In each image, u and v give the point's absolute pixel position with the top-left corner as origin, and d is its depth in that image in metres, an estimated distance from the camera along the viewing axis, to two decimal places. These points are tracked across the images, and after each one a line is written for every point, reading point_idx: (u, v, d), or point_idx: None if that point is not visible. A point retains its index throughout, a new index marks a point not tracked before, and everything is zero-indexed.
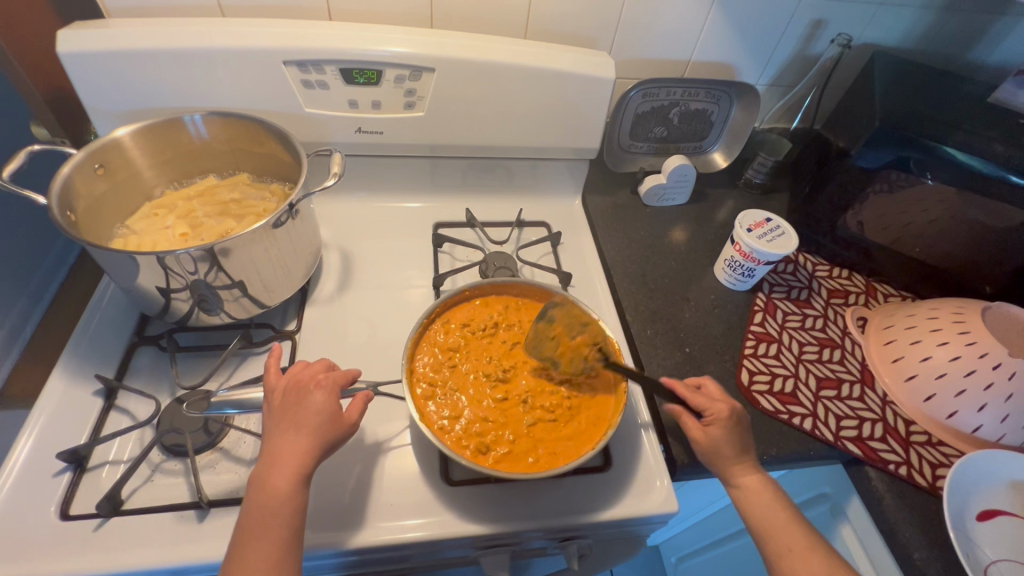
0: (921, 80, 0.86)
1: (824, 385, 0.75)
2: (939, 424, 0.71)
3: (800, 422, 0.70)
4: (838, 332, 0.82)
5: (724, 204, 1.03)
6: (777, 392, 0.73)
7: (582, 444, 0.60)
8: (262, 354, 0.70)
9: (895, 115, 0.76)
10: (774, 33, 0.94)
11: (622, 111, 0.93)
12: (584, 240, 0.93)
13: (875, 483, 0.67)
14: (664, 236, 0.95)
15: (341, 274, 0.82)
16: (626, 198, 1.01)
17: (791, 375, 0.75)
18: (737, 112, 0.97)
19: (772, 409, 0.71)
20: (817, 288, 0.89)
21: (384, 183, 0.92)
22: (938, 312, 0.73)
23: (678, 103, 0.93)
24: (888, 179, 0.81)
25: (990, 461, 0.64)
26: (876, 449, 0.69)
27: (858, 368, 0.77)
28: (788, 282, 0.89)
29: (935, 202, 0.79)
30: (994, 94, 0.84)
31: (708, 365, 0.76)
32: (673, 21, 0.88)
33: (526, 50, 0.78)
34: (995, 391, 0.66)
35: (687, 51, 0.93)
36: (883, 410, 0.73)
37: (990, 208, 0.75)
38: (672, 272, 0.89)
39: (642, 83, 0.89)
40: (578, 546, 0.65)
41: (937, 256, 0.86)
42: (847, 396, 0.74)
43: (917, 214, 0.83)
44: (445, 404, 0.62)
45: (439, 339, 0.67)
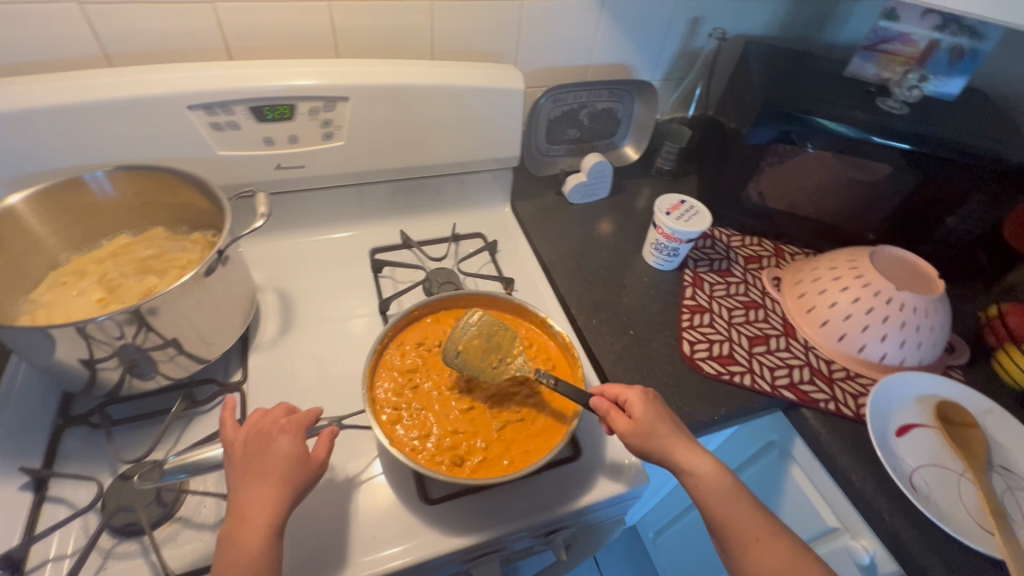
0: (790, 61, 0.97)
1: (755, 342, 0.82)
2: (853, 359, 0.80)
3: (740, 379, 0.77)
4: (759, 293, 0.91)
5: (641, 194, 1.10)
6: (716, 356, 0.80)
7: (551, 439, 0.62)
8: (209, 412, 0.67)
9: (774, 95, 0.85)
10: (659, 32, 1.02)
11: (535, 118, 0.98)
12: (520, 246, 0.97)
13: (811, 422, 0.74)
14: (594, 231, 1.00)
15: (281, 315, 0.80)
16: (552, 199, 1.05)
17: (726, 338, 0.82)
18: (639, 109, 1.05)
19: (715, 372, 0.77)
20: (735, 257, 0.97)
21: (312, 217, 0.91)
22: (836, 263, 0.83)
23: (586, 105, 1.00)
24: (777, 152, 0.90)
25: (892, 383, 0.74)
26: (809, 391, 0.76)
27: (781, 322, 0.86)
28: (709, 256, 0.97)
29: (820, 166, 0.90)
30: (849, 67, 0.95)
31: (653, 344, 0.81)
32: (569, 31, 0.94)
33: (437, 69, 0.80)
34: (889, 320, 0.76)
35: (586, 55, 0.99)
36: (807, 356, 0.81)
37: (862, 166, 0.86)
38: (606, 262, 0.94)
39: (550, 90, 0.95)
40: (562, 538, 0.67)
41: (827, 214, 0.97)
42: (776, 348, 0.82)
43: (805, 178, 0.93)
44: (412, 425, 0.62)
45: (396, 362, 0.68)
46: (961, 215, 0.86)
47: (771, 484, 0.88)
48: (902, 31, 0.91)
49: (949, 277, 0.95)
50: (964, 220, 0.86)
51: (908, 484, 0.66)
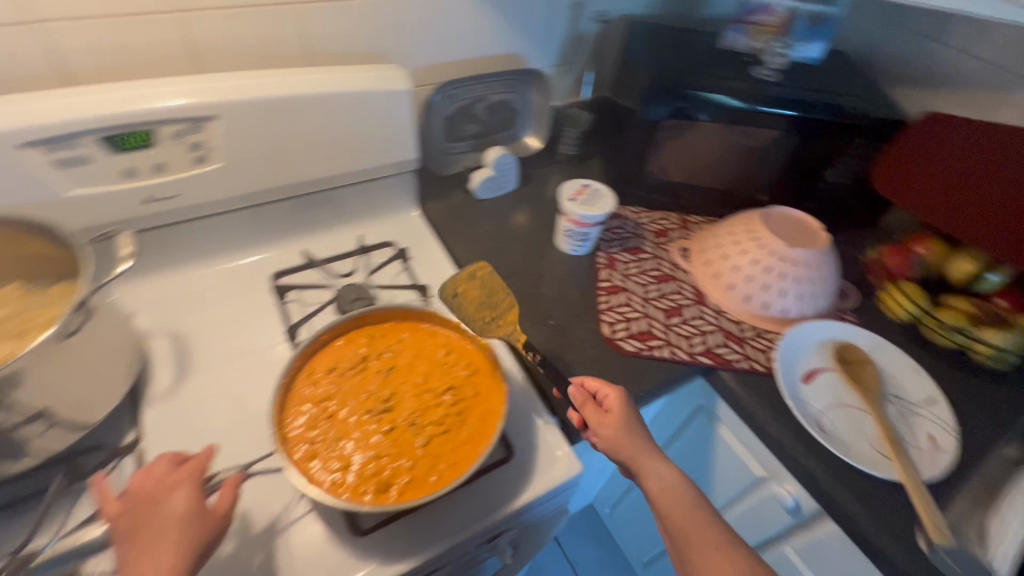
0: (670, 36, 1.00)
1: (670, 314, 0.86)
2: (762, 317, 0.85)
3: (660, 353, 0.80)
4: (669, 266, 0.94)
5: (546, 181, 1.11)
6: (635, 333, 0.82)
7: (479, 445, 0.61)
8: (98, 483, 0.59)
9: (661, 76, 0.88)
10: (541, 20, 1.00)
11: (431, 119, 0.99)
12: (431, 250, 0.94)
13: (729, 383, 0.78)
14: (502, 225, 0.99)
15: (178, 360, 0.73)
16: (461, 199, 1.03)
17: (643, 316, 0.85)
18: (533, 96, 1.10)
19: (636, 350, 0.80)
20: (645, 234, 1.01)
21: (200, 247, 0.83)
22: (735, 230, 0.88)
23: (481, 100, 1.03)
24: (669, 125, 0.93)
25: (796, 339, 0.80)
26: (723, 354, 0.81)
27: (693, 291, 0.90)
28: (620, 236, 0.99)
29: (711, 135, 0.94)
30: (723, 41, 0.99)
31: (573, 331, 0.82)
32: (446, 21, 0.90)
33: (315, 77, 0.76)
34: (786, 276, 0.82)
35: (476, 49, 0.97)
36: (720, 321, 0.86)
37: (748, 133, 0.93)
38: (523, 254, 0.94)
39: (440, 88, 0.97)
40: (506, 539, 0.67)
41: (724, 181, 1.02)
42: (689, 318, 0.85)
43: (701, 150, 0.98)
44: (331, 457, 0.59)
45: (308, 394, 0.64)
46: (839, 166, 0.92)
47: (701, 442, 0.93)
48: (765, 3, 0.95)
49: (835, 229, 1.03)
50: (841, 171, 0.93)
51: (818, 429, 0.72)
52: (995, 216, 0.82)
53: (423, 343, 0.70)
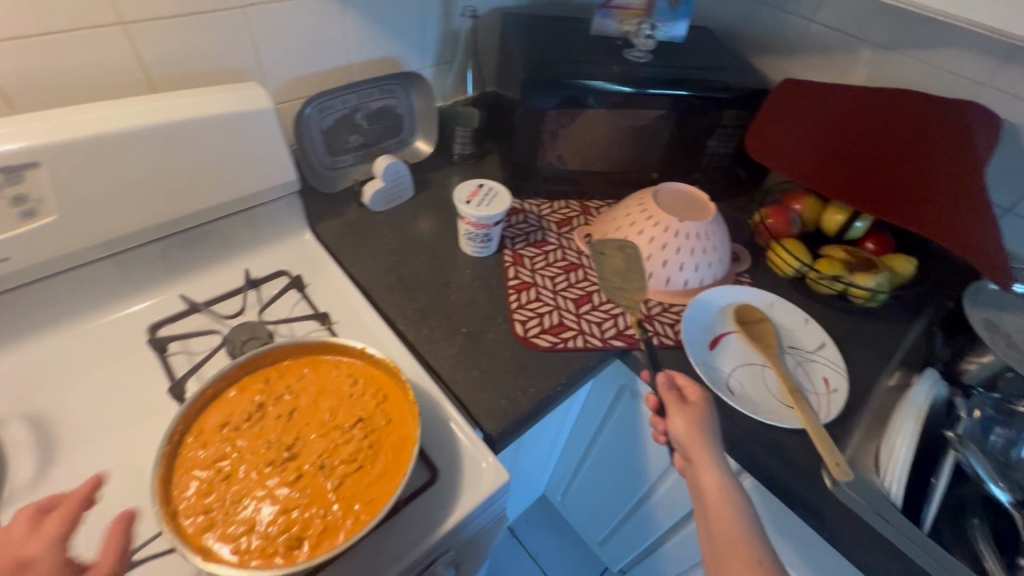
0: (558, 23, 0.83)
1: (580, 303, 0.71)
2: (665, 293, 0.73)
3: (588, 339, 0.66)
4: (574, 253, 0.78)
5: (431, 186, 0.85)
6: (548, 327, 0.67)
7: (389, 479, 0.48)
8: None
9: (538, 65, 0.73)
10: (412, 11, 0.77)
11: (305, 137, 0.74)
12: (329, 273, 0.72)
13: (643, 362, 0.66)
14: (401, 237, 0.77)
15: (39, 446, 0.53)
16: (351, 215, 0.79)
17: (578, 298, 0.71)
18: (432, 73, 0.87)
19: (551, 344, 0.65)
20: (548, 224, 0.82)
21: (76, 291, 0.62)
22: (664, 191, 0.75)
23: (355, 106, 0.77)
24: (560, 121, 0.77)
25: (707, 298, 0.70)
26: (634, 333, 0.68)
27: (598, 276, 0.75)
28: (524, 229, 0.81)
29: (614, 123, 0.79)
30: (592, 27, 0.78)
31: (489, 335, 0.66)
32: (313, 30, 0.70)
33: (174, 103, 0.58)
34: (693, 251, 0.70)
35: (340, 58, 0.74)
36: None
37: (632, 113, 0.78)
38: (427, 267, 0.74)
39: (312, 98, 0.72)
40: (444, 563, 0.55)
41: (616, 163, 0.85)
42: (600, 303, 0.71)
43: (594, 133, 0.81)
44: (231, 523, 0.45)
45: (200, 456, 0.48)
46: (718, 137, 0.81)
47: (642, 436, 0.78)
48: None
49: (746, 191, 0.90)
50: (722, 140, 0.81)
51: (821, 384, 0.64)
52: (854, 144, 0.72)
53: (326, 377, 0.55)
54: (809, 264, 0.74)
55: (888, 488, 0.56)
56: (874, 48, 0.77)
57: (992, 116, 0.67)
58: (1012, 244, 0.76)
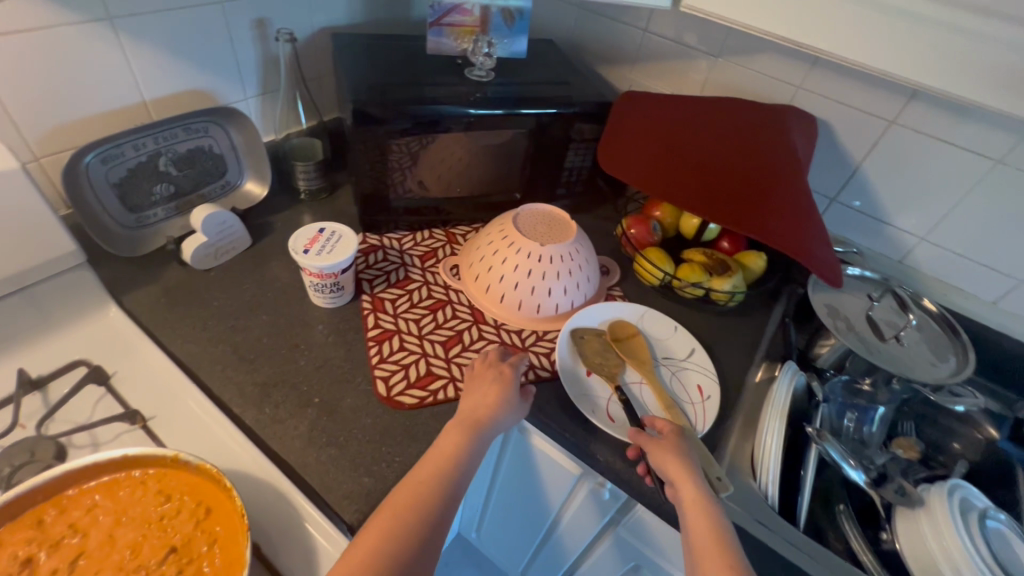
0: (393, 42, 0.77)
1: (449, 345, 0.65)
2: (538, 321, 0.69)
3: (457, 387, 0.61)
4: (441, 289, 0.72)
5: (272, 232, 0.75)
6: (415, 380, 0.61)
7: None
8: None
9: (372, 91, 0.66)
10: (216, 34, 0.66)
11: (89, 193, 0.60)
12: (141, 356, 0.60)
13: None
14: (238, 297, 0.67)
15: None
16: (172, 278, 0.67)
17: (447, 339, 0.66)
18: (258, 103, 0.77)
19: (418, 401, 0.59)
20: (411, 259, 0.75)
21: None
22: (525, 212, 0.71)
23: (158, 150, 0.64)
24: (405, 151, 0.70)
25: (578, 320, 0.68)
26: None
27: (469, 311, 0.69)
28: (384, 268, 0.73)
29: (466, 147, 0.75)
30: (428, 48, 0.73)
31: (346, 403, 0.58)
32: (78, 63, 0.57)
33: None
34: (560, 274, 0.66)
35: (127, 94, 0.62)
36: (500, 336, 0.67)
37: (485, 133, 0.73)
38: (270, 328, 0.64)
39: (90, 145, 0.58)
40: None
41: (477, 185, 0.80)
42: (471, 342, 0.66)
43: (450, 158, 0.75)
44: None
45: None
46: (575, 151, 0.79)
47: (532, 469, 0.74)
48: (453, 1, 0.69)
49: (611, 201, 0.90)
50: (580, 155, 0.80)
51: (699, 394, 0.64)
52: (696, 149, 0.72)
53: (130, 497, 0.45)
54: (671, 274, 0.74)
55: (766, 491, 0.56)
56: (704, 56, 0.79)
57: (807, 116, 0.72)
58: (841, 230, 0.82)
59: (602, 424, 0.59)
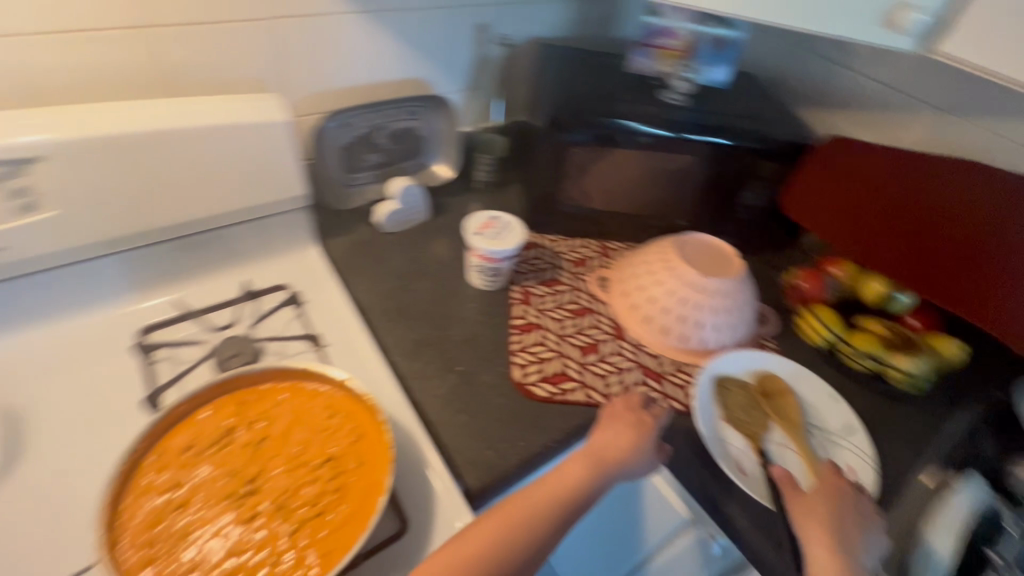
0: (594, 57, 0.80)
1: (587, 352, 0.66)
2: (680, 351, 0.67)
3: (587, 394, 0.62)
4: (587, 297, 0.73)
5: (447, 212, 0.82)
6: (549, 376, 0.63)
7: (356, 528, 0.45)
8: None
9: (570, 101, 0.70)
10: (446, 34, 0.76)
11: (324, 151, 0.72)
12: (327, 292, 0.70)
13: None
14: (410, 262, 0.75)
15: (8, 444, 0.52)
16: (362, 234, 0.77)
17: (585, 345, 0.67)
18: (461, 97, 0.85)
19: (548, 396, 0.61)
20: (564, 262, 0.78)
21: (69, 289, 0.61)
22: (690, 239, 0.70)
23: (380, 126, 0.75)
24: (584, 158, 0.73)
25: (724, 360, 0.64)
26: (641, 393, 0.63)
27: (610, 325, 0.70)
28: (538, 266, 0.77)
29: (643, 166, 0.75)
30: (630, 65, 0.76)
31: (483, 379, 0.62)
32: (343, 46, 0.69)
33: (194, 107, 0.57)
34: (715, 310, 0.65)
35: (368, 75, 0.74)
36: (638, 356, 0.67)
37: (663, 156, 0.74)
38: (430, 295, 0.71)
39: (335, 113, 0.70)
40: None
41: (642, 206, 0.80)
42: (608, 355, 0.66)
43: (623, 175, 0.77)
44: (174, 561, 0.43)
45: (157, 480, 0.47)
46: (754, 189, 0.75)
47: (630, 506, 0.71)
48: (666, 24, 0.72)
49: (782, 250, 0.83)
50: (759, 195, 0.75)
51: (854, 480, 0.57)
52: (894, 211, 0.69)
53: (304, 405, 0.53)
54: (842, 335, 0.67)
55: None
56: (932, 110, 0.71)
57: None
58: None
59: (732, 475, 0.55)
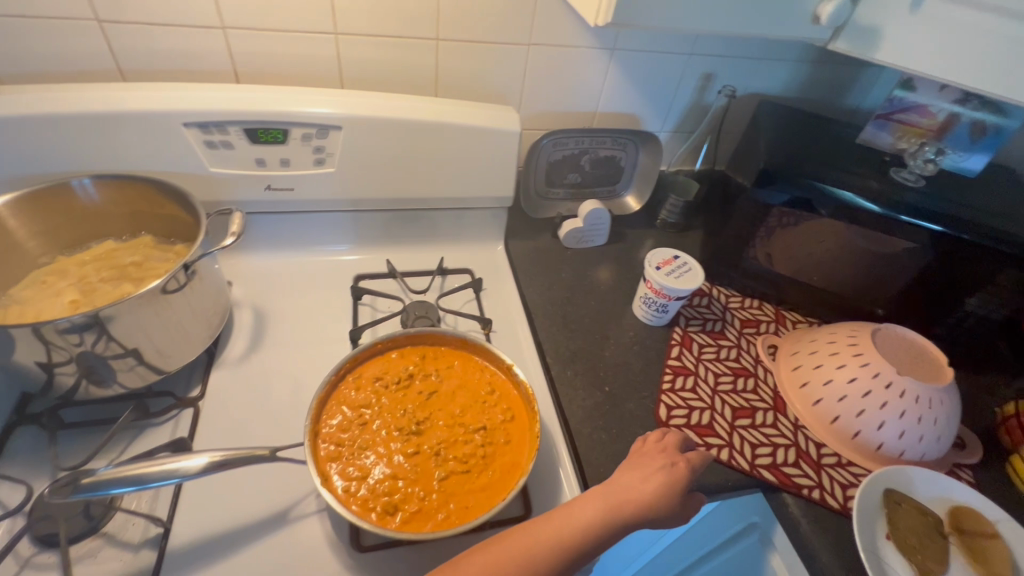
0: (820, 122, 0.78)
1: (739, 415, 0.63)
2: (848, 448, 0.61)
3: (731, 456, 0.59)
4: (751, 360, 0.70)
5: (623, 241, 0.86)
6: (694, 425, 0.62)
7: (493, 496, 0.50)
8: (163, 425, 0.57)
9: (785, 160, 0.68)
10: (669, 77, 0.80)
11: (533, 163, 0.81)
12: (503, 286, 0.78)
13: (788, 512, 0.57)
14: (579, 278, 0.79)
15: (255, 334, 0.67)
16: (543, 243, 0.84)
17: (738, 406, 0.64)
18: (667, 138, 0.89)
19: None
20: (732, 319, 0.76)
21: (318, 232, 0.77)
22: (885, 334, 0.64)
23: (586, 151, 0.82)
24: (782, 221, 0.70)
25: (902, 473, 0.57)
26: (792, 475, 0.58)
27: (771, 395, 0.66)
28: (703, 315, 0.76)
29: (846, 242, 0.71)
30: (863, 135, 0.73)
31: (627, 405, 0.63)
32: (574, 76, 0.77)
33: (440, 107, 0.69)
34: (906, 415, 0.58)
35: (589, 103, 0.81)
36: (796, 436, 0.62)
37: (873, 237, 0.68)
38: (592, 313, 0.75)
39: (552, 132, 0.78)
40: None
41: (836, 284, 0.75)
42: (762, 425, 0.63)
43: (822, 247, 0.73)
44: (352, 463, 0.51)
45: (351, 397, 0.57)
46: (985, 297, 0.65)
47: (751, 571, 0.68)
48: (918, 100, 0.71)
49: (1005, 374, 0.72)
50: (991, 305, 0.65)
51: None
52: None
53: (470, 375, 0.60)
54: None
55: None
56: None
57: None
58: None
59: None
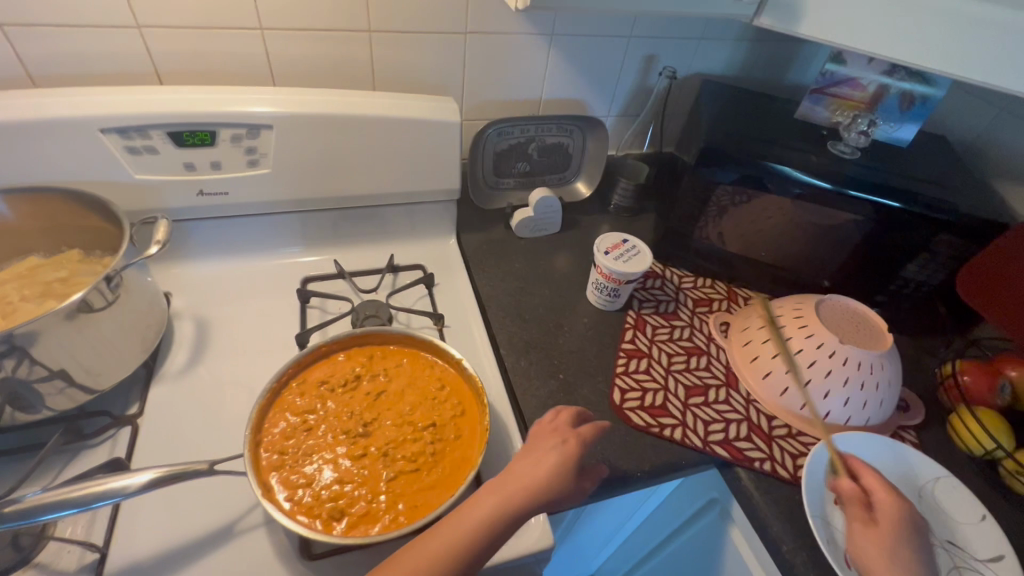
0: (759, 100, 0.79)
1: (693, 393, 0.65)
2: (796, 417, 0.63)
3: (685, 435, 0.60)
4: (703, 338, 0.72)
5: (576, 227, 0.86)
6: (649, 406, 0.63)
7: (447, 493, 0.49)
8: (97, 447, 0.54)
9: (725, 138, 0.69)
10: (612, 60, 0.80)
11: (479, 152, 0.79)
12: (458, 280, 0.76)
13: (744, 482, 0.58)
14: (534, 267, 0.79)
15: (196, 347, 0.64)
16: (496, 233, 0.83)
17: (691, 385, 0.65)
18: (613, 122, 0.89)
19: (644, 425, 0.61)
20: (684, 299, 0.77)
21: (260, 236, 0.73)
22: (827, 304, 0.66)
23: (533, 139, 0.81)
24: (726, 200, 0.72)
25: (846, 436, 0.59)
26: (745, 448, 0.60)
27: (723, 371, 0.68)
28: (656, 297, 0.77)
29: (786, 215, 0.72)
30: (800, 111, 0.76)
31: (584, 391, 0.64)
32: (516, 62, 0.76)
33: (379, 100, 0.66)
34: (847, 381, 0.60)
35: (533, 89, 0.80)
36: (747, 410, 0.64)
37: (812, 209, 0.69)
38: (547, 301, 0.74)
39: (496, 121, 0.77)
40: None
41: (781, 258, 0.77)
42: (715, 401, 0.64)
43: (765, 221, 0.74)
44: (296, 471, 0.50)
45: (296, 403, 0.55)
46: (918, 262, 0.68)
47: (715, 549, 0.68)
48: (849, 74, 0.72)
49: (940, 335, 0.76)
50: (924, 269, 0.68)
51: None
52: None
53: (421, 373, 0.59)
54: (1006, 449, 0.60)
55: None
56: None
57: None
58: None
59: (837, 567, 0.50)
